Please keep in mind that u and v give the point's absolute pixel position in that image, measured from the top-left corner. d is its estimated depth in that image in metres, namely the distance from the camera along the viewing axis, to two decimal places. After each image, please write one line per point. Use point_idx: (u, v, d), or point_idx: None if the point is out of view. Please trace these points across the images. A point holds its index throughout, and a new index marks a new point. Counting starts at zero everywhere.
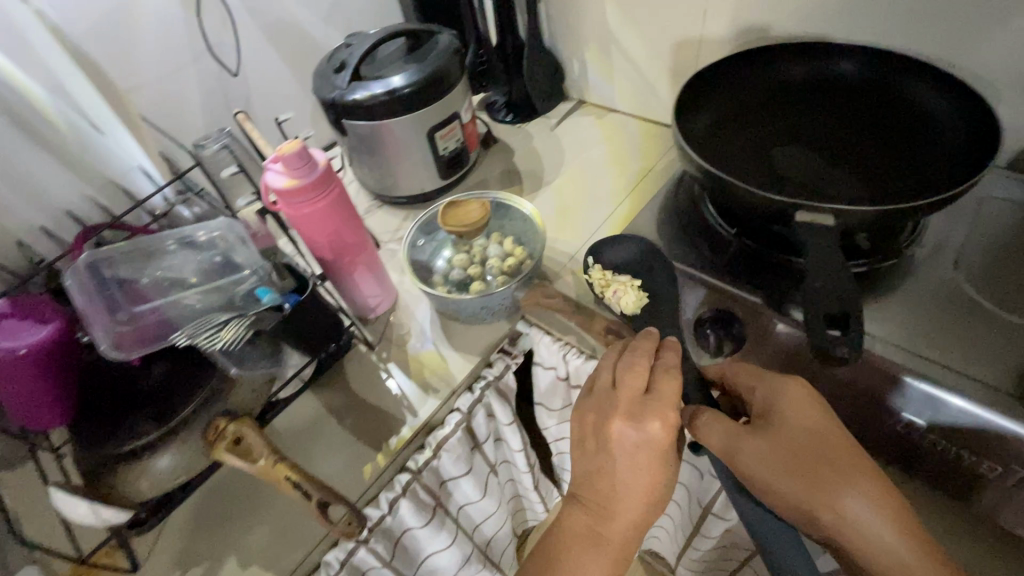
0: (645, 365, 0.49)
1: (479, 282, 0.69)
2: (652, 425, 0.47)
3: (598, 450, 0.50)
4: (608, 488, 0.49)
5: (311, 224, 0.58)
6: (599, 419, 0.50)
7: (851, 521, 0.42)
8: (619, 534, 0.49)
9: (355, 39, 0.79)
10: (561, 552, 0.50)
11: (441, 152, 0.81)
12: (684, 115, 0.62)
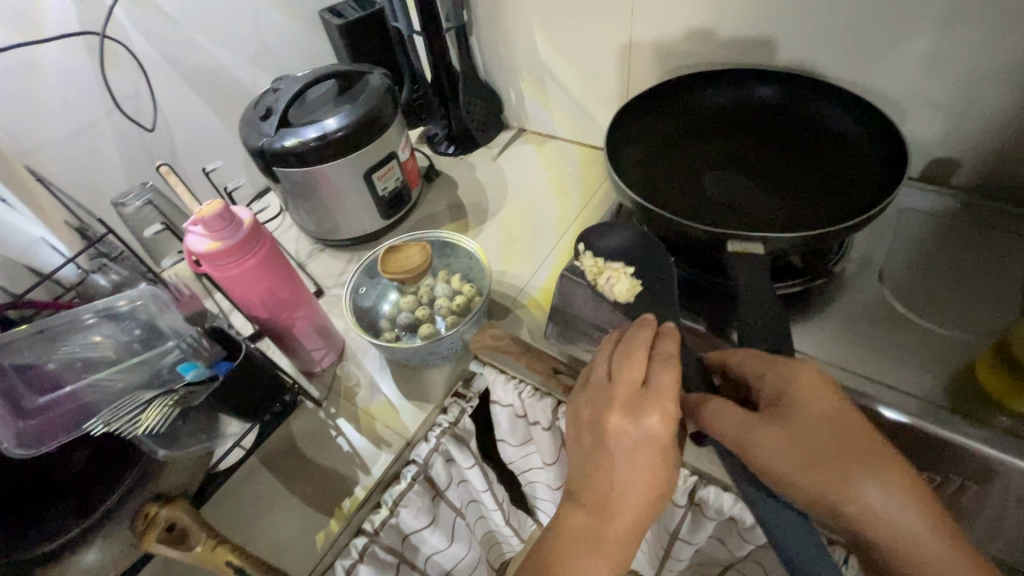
0: (643, 353, 0.43)
1: (428, 324, 0.67)
2: (652, 414, 0.41)
3: (593, 445, 0.43)
4: (607, 487, 0.43)
5: (240, 285, 0.55)
6: (593, 411, 0.44)
7: (880, 516, 0.35)
8: (619, 539, 0.42)
9: (284, 82, 0.77)
10: (554, 566, 0.43)
11: (380, 192, 0.79)
12: (617, 147, 0.63)
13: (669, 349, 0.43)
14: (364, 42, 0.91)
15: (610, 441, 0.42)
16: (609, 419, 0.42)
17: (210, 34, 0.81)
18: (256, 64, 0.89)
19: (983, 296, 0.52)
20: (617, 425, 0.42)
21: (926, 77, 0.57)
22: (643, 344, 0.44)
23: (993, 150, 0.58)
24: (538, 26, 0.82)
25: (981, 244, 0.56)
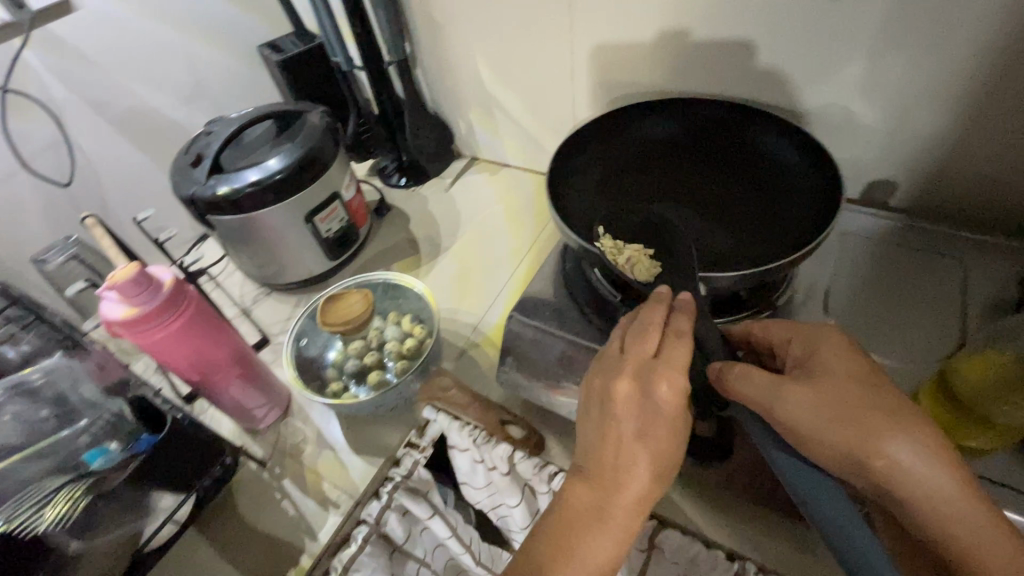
0: (658, 325, 0.42)
1: (377, 371, 0.65)
2: (665, 386, 0.40)
3: (601, 415, 0.41)
4: (614, 456, 0.40)
5: (166, 349, 0.52)
6: (604, 382, 0.42)
7: (909, 464, 0.36)
8: (627, 513, 0.39)
9: (218, 124, 0.74)
10: (558, 540, 0.40)
11: (324, 234, 0.77)
12: (558, 183, 0.62)
13: (681, 323, 0.42)
14: (306, 76, 0.88)
15: (620, 409, 0.40)
16: (618, 388, 0.40)
17: (137, 77, 0.79)
18: (191, 103, 0.86)
19: (921, 322, 0.52)
20: (629, 394, 0.40)
21: (860, 106, 0.57)
22: (659, 316, 0.42)
23: (927, 173, 0.59)
24: (481, 57, 0.81)
25: (916, 266, 0.57)
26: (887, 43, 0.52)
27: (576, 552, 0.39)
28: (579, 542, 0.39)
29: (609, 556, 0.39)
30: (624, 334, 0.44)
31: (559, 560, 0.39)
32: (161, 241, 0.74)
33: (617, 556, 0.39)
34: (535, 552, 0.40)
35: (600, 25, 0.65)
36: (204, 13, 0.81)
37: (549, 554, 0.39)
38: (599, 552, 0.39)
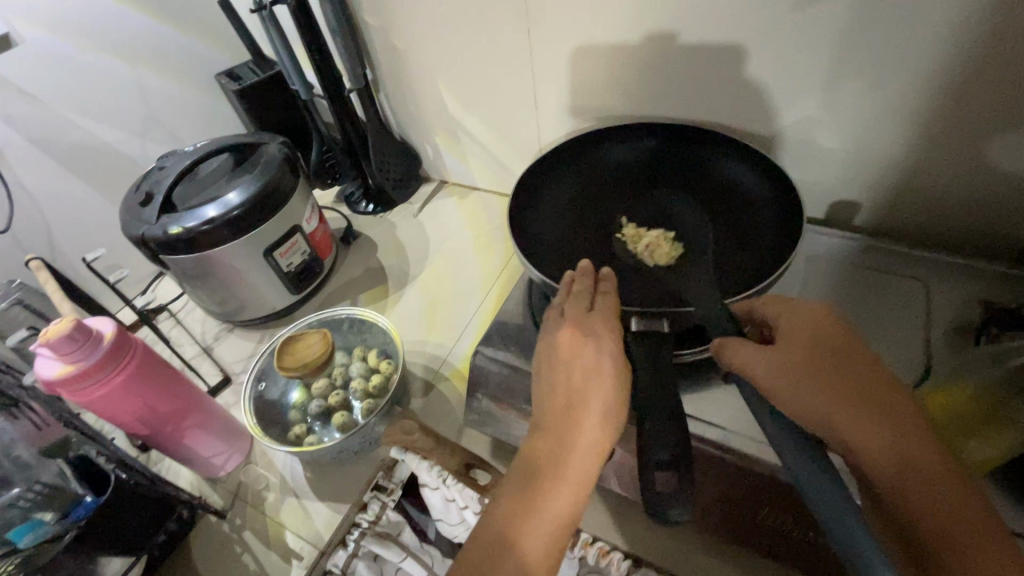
0: (586, 288, 0.47)
1: (342, 412, 0.61)
2: (602, 329, 0.43)
3: (549, 366, 0.43)
4: (565, 403, 0.41)
5: (108, 405, 0.49)
6: (548, 338, 0.45)
7: (890, 437, 0.37)
8: (582, 459, 0.39)
9: (171, 158, 0.72)
10: (519, 494, 0.39)
11: (286, 269, 0.75)
12: (511, 218, 0.64)
13: (608, 282, 0.47)
14: (266, 104, 0.88)
15: (565, 356, 0.42)
16: (561, 337, 0.43)
17: (87, 111, 0.80)
18: (145, 136, 0.88)
19: (890, 347, 0.52)
20: (572, 340, 0.43)
21: (818, 132, 0.57)
22: (586, 279, 0.48)
23: (888, 196, 0.58)
24: (443, 83, 0.79)
25: (883, 288, 0.57)
26: (840, 73, 0.51)
27: (537, 503, 0.38)
28: (538, 492, 0.38)
29: (568, 506, 0.39)
30: (559, 298, 0.48)
31: (519, 513, 0.38)
32: (112, 283, 0.71)
33: (577, 506, 0.39)
34: (498, 511, 0.39)
35: (558, 53, 0.65)
36: (151, 45, 0.84)
37: (512, 508, 0.38)
38: (559, 501, 0.38)
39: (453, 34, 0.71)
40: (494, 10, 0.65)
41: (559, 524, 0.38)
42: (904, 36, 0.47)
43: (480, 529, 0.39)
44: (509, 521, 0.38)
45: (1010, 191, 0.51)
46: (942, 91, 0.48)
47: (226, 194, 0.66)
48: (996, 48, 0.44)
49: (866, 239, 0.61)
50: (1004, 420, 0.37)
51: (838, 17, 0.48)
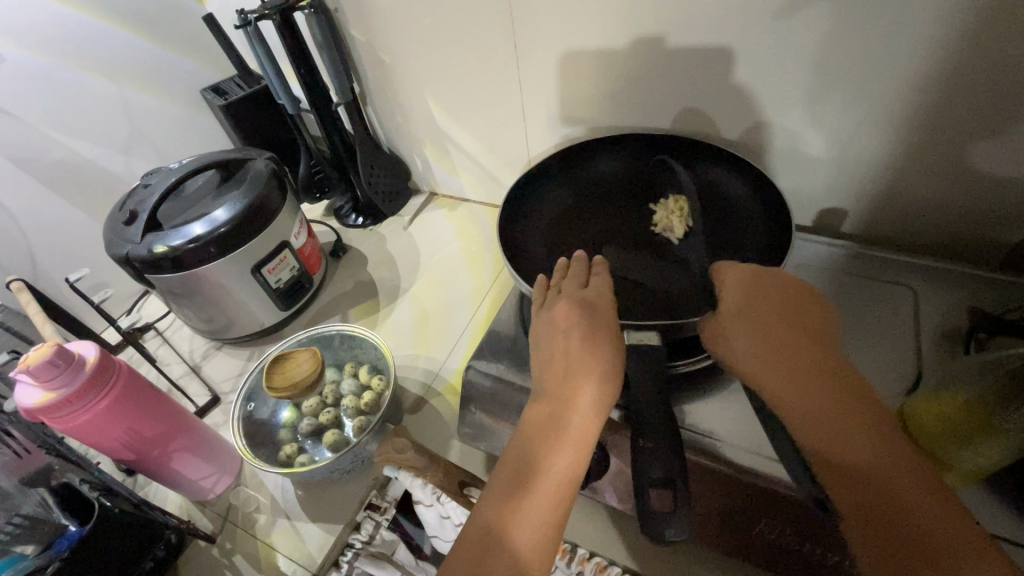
0: (581, 270, 0.54)
1: (333, 431, 0.60)
2: (596, 301, 0.49)
3: (551, 334, 0.48)
4: (564, 366, 0.45)
5: (90, 431, 0.48)
6: (546, 313, 0.50)
7: (825, 401, 0.39)
8: (582, 417, 0.42)
9: (156, 176, 0.71)
10: (526, 457, 0.41)
11: (274, 285, 0.74)
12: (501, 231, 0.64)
13: (600, 266, 0.54)
14: (252, 119, 0.87)
15: (564, 323, 0.48)
16: (559, 310, 0.49)
17: (69, 129, 0.79)
18: (129, 152, 0.87)
19: (879, 354, 0.52)
20: (572, 310, 0.48)
21: (804, 141, 0.57)
22: (579, 266, 0.55)
23: (875, 203, 0.59)
24: (431, 96, 0.79)
25: (871, 294, 0.57)
26: (825, 83, 0.52)
27: (543, 462, 0.41)
28: (543, 451, 0.41)
29: (572, 463, 0.41)
30: (556, 282, 0.54)
31: (526, 472, 0.40)
32: (97, 303, 0.70)
33: (581, 463, 0.41)
34: (504, 471, 0.41)
35: (546, 65, 0.65)
36: (134, 61, 0.84)
37: (519, 469, 0.41)
38: (564, 458, 0.41)
39: (440, 47, 0.71)
40: (481, 23, 0.65)
41: (564, 479, 0.40)
42: (888, 48, 0.47)
43: (489, 498, 0.40)
44: (518, 477, 0.40)
45: (994, 198, 0.52)
46: (926, 102, 0.49)
47: (212, 212, 0.65)
48: (979, 60, 0.44)
49: (853, 246, 0.62)
50: (995, 425, 0.37)
51: (822, 29, 0.48)
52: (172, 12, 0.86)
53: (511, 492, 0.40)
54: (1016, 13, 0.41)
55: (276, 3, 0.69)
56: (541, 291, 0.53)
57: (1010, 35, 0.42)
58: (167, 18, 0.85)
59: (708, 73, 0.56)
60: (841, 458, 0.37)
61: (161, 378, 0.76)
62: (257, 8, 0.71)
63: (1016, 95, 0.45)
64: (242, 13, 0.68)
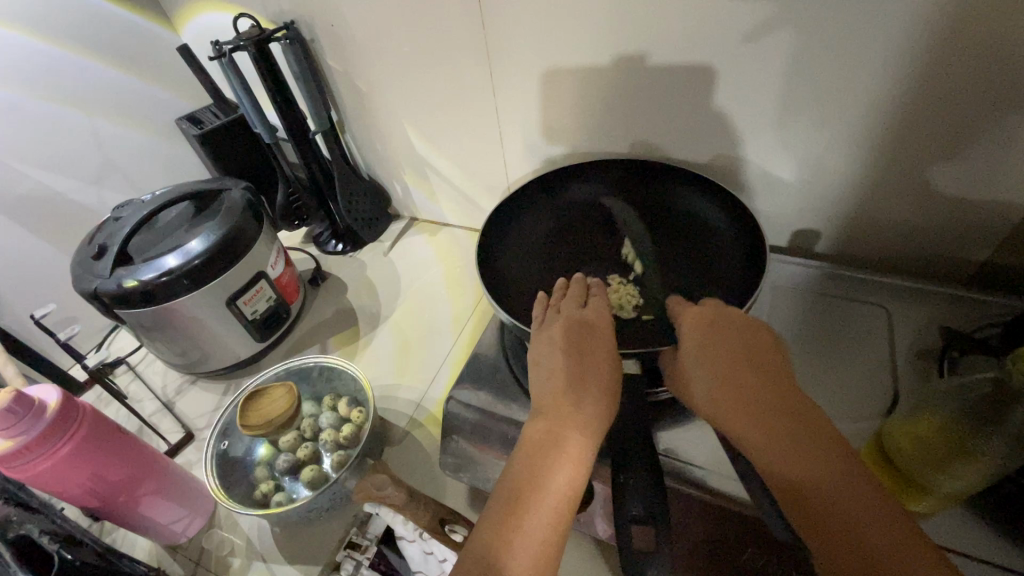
0: (580, 291, 0.54)
1: (310, 466, 0.58)
2: (596, 321, 0.49)
3: (549, 352, 0.47)
4: (562, 384, 0.44)
5: (52, 479, 0.46)
6: (544, 332, 0.50)
7: (799, 420, 0.39)
8: (580, 435, 0.41)
9: (129, 208, 0.69)
10: (524, 476, 0.40)
11: (250, 316, 0.73)
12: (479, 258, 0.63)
13: (598, 288, 0.54)
14: (228, 148, 0.87)
15: (563, 341, 0.47)
16: (558, 329, 0.48)
17: (37, 161, 0.78)
18: (100, 184, 0.86)
19: (856, 374, 0.53)
20: (569, 329, 0.48)
21: (775, 165, 0.59)
22: (579, 287, 0.54)
23: (845, 224, 0.60)
24: (408, 122, 0.80)
25: (846, 316, 0.58)
26: (791, 109, 0.53)
27: (542, 479, 0.39)
28: (542, 468, 0.40)
29: (572, 480, 0.40)
30: (556, 302, 0.54)
31: (526, 490, 0.39)
32: (63, 340, 0.68)
33: (580, 481, 0.40)
34: (500, 490, 0.40)
35: (521, 93, 0.66)
36: (106, 92, 0.83)
37: (516, 488, 0.39)
38: (563, 475, 0.40)
39: (417, 76, 0.72)
40: (456, 53, 0.66)
41: (563, 498, 0.39)
42: (850, 75, 0.48)
43: (486, 517, 0.39)
44: (515, 494, 0.39)
45: (961, 216, 0.53)
46: (889, 125, 0.50)
47: (186, 243, 0.64)
48: (936, 86, 0.46)
49: (827, 267, 0.63)
50: (976, 453, 0.37)
51: (787, 57, 0.50)
52: (146, 44, 0.86)
53: (510, 509, 0.39)
54: (970, 41, 0.42)
55: (252, 35, 0.69)
56: (540, 310, 0.53)
57: (964, 62, 0.44)
58: (141, 50, 0.85)
59: (679, 100, 0.58)
60: (806, 485, 0.36)
61: (131, 416, 0.74)
62: (232, 39, 0.71)
63: (974, 119, 0.46)
64: (217, 44, 0.69)
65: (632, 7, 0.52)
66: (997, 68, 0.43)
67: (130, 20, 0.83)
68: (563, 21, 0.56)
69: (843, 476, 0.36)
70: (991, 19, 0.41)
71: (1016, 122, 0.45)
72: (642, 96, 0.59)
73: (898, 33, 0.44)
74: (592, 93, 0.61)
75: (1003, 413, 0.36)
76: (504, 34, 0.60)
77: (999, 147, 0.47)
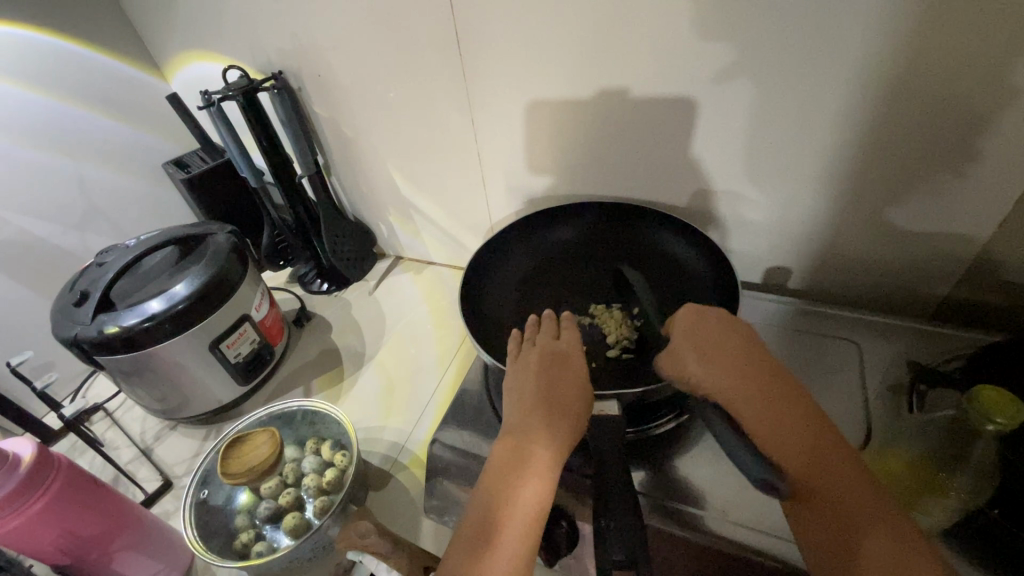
0: (553, 324, 0.57)
1: (293, 514, 0.57)
2: (568, 351, 0.52)
3: (524, 379, 0.50)
4: (529, 405, 0.47)
5: (23, 537, 0.45)
6: (519, 363, 0.53)
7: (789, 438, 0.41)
8: (546, 451, 0.43)
9: (112, 253, 0.69)
10: (493, 493, 0.41)
11: (233, 359, 0.72)
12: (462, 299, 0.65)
13: (569, 320, 0.57)
14: (215, 191, 0.88)
15: (538, 368, 0.51)
16: (533, 359, 0.52)
17: (19, 207, 0.78)
18: (83, 228, 0.87)
19: (832, 409, 0.54)
20: (544, 358, 0.52)
21: (744, 207, 0.62)
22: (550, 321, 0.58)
23: (814, 261, 0.62)
24: (393, 166, 0.82)
25: (821, 350, 0.60)
26: (756, 155, 0.56)
27: (510, 495, 0.41)
28: (510, 486, 0.41)
29: (539, 496, 0.41)
30: (529, 337, 0.56)
31: (493, 511, 0.40)
32: (41, 389, 0.67)
33: (547, 497, 0.41)
34: (472, 510, 0.41)
35: (502, 139, 0.69)
36: (94, 140, 0.85)
37: (487, 507, 0.41)
38: (530, 490, 0.41)
39: (401, 122, 0.75)
40: (439, 101, 0.69)
41: (531, 515, 0.40)
42: (808, 123, 0.52)
43: (459, 537, 0.40)
44: (488, 513, 0.40)
45: (921, 252, 0.56)
46: (848, 169, 0.53)
47: (170, 287, 0.64)
48: (887, 135, 0.49)
49: (800, 303, 0.65)
50: (943, 488, 0.39)
51: (749, 107, 0.53)
52: (135, 93, 0.88)
53: (482, 529, 0.39)
54: (916, 93, 0.46)
55: (240, 85, 0.71)
56: (514, 345, 0.56)
57: (911, 111, 0.47)
58: (130, 99, 0.88)
59: (651, 145, 0.61)
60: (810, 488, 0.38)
61: (108, 464, 0.72)
62: (221, 89, 0.73)
63: (926, 162, 0.50)
64: (205, 95, 0.70)
65: (603, 62, 0.56)
66: (941, 118, 0.46)
67: (120, 70, 0.86)
68: (540, 72, 0.60)
69: (812, 470, 0.39)
70: (932, 74, 0.44)
71: (963, 164, 0.48)
72: (616, 141, 0.62)
73: (849, 86, 0.48)
74: (569, 138, 0.65)
75: (968, 453, 0.38)
76: (484, 84, 0.64)
77: (951, 188, 0.50)
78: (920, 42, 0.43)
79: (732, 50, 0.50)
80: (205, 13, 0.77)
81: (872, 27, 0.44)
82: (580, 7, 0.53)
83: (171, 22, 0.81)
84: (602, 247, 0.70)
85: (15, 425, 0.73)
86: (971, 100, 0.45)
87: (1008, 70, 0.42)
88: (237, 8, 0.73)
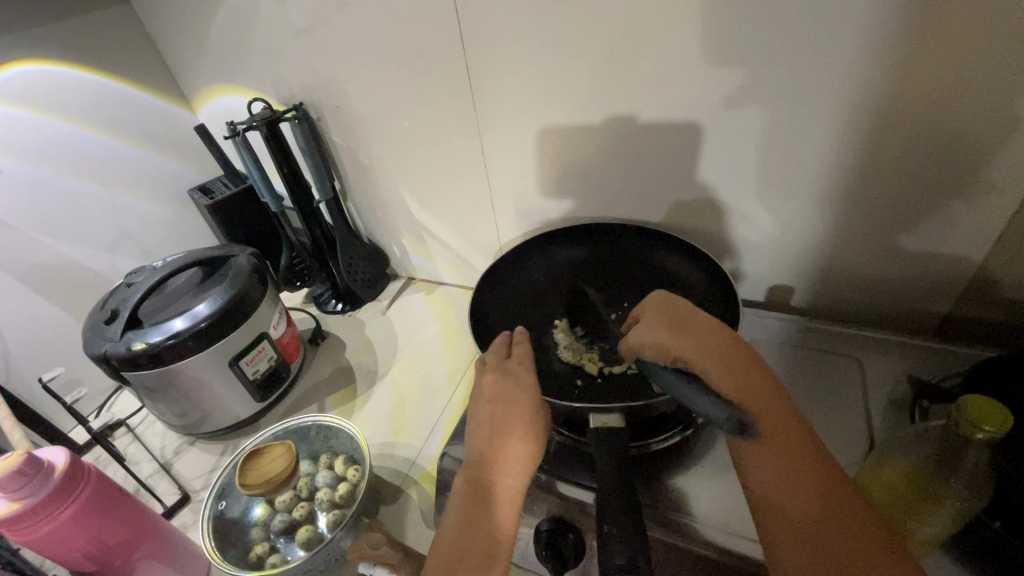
0: (503, 341, 0.58)
1: (306, 527, 0.59)
2: (518, 370, 0.53)
3: (477, 406, 0.52)
4: (487, 432, 0.49)
5: (50, 544, 0.47)
6: (475, 388, 0.54)
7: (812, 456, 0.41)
8: (510, 478, 0.46)
9: (141, 274, 0.73)
10: (467, 523, 0.44)
11: (251, 376, 0.75)
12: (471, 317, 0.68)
13: (520, 335, 0.58)
14: (237, 215, 0.93)
15: (490, 391, 0.52)
16: (485, 383, 0.53)
17: (54, 232, 0.82)
18: (113, 251, 0.91)
19: (839, 425, 0.55)
20: (494, 380, 0.53)
21: (744, 226, 0.64)
22: (501, 341, 0.58)
23: (815, 280, 0.64)
24: (406, 190, 0.85)
25: (824, 366, 0.61)
26: (754, 176, 0.59)
27: (480, 525, 0.44)
28: (479, 514, 0.44)
29: (507, 524, 0.45)
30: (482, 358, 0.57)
31: (468, 540, 0.43)
32: (69, 404, 0.70)
33: (513, 524, 0.45)
34: (447, 539, 0.44)
35: (511, 164, 0.72)
36: (127, 168, 0.90)
37: (462, 535, 0.43)
38: (499, 520, 0.44)
39: (416, 148, 0.78)
40: (451, 128, 0.72)
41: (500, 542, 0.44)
42: (801, 145, 0.54)
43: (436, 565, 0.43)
44: (462, 542, 0.43)
45: (922, 271, 0.57)
46: (846, 191, 0.55)
47: (194, 307, 0.68)
48: (884, 156, 0.51)
49: (802, 320, 0.67)
50: (939, 500, 0.39)
51: (747, 131, 0.56)
52: (164, 124, 0.94)
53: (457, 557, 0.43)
54: (908, 116, 0.48)
55: (264, 116, 0.76)
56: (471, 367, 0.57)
57: (903, 135, 0.49)
58: (160, 129, 0.93)
59: (652, 168, 0.64)
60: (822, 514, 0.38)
61: (129, 477, 0.75)
62: (246, 120, 0.78)
63: (921, 183, 0.51)
64: (232, 125, 0.75)
65: (604, 91, 0.59)
66: (935, 140, 0.48)
67: (151, 105, 0.92)
68: (546, 101, 0.63)
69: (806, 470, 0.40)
70: (919, 97, 0.47)
71: (958, 185, 0.50)
72: (619, 165, 0.65)
73: (839, 110, 0.50)
74: (574, 163, 0.68)
75: (959, 462, 0.38)
76: (493, 112, 0.67)
77: (948, 208, 0.52)
78: (906, 68, 0.46)
79: (731, 77, 0.52)
80: (232, 50, 0.82)
81: (857, 58, 0.47)
82: (583, 37, 0.56)
83: (201, 60, 0.87)
84: (606, 266, 0.72)
85: (43, 440, 0.76)
86: (959, 125, 0.47)
87: (992, 97, 0.44)
88: (263, 45, 0.78)
